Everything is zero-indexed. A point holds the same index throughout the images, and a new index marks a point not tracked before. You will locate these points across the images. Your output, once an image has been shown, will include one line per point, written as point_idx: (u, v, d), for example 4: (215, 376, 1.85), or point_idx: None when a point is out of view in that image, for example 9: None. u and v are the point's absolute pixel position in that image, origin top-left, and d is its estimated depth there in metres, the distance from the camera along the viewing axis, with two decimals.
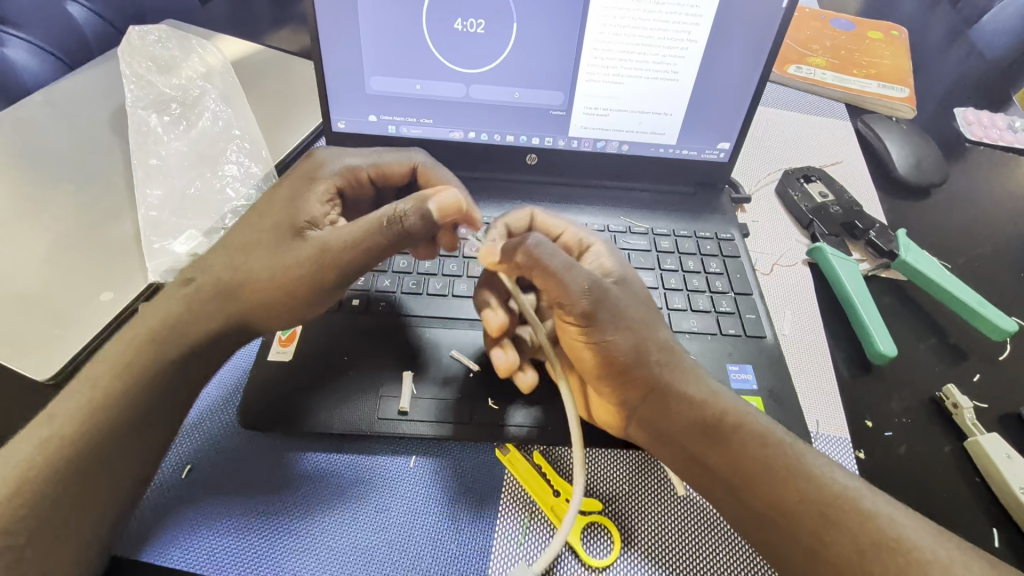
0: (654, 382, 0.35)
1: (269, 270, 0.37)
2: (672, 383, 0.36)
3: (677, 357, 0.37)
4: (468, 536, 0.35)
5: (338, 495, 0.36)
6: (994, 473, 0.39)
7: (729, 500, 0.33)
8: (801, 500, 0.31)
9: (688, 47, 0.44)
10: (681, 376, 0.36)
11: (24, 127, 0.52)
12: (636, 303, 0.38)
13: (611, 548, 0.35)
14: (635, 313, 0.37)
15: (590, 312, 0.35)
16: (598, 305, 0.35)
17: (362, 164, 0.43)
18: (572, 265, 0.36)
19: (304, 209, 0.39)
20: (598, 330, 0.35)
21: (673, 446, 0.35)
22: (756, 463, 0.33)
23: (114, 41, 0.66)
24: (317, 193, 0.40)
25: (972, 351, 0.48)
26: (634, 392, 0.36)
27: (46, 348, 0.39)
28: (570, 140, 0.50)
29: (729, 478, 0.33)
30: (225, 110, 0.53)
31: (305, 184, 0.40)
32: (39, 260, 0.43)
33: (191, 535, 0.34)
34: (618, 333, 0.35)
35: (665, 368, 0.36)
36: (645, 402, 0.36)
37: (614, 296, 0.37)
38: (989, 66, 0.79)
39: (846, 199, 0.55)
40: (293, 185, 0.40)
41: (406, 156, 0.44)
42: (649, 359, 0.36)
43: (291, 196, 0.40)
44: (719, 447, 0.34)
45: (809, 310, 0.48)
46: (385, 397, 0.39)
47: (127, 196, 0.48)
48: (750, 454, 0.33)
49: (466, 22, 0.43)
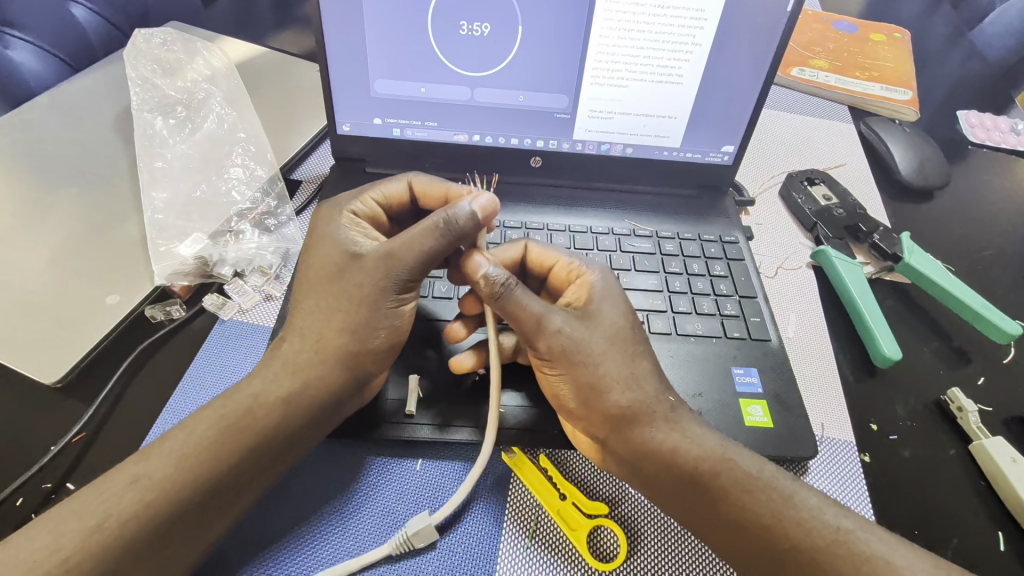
0: (615, 423, 0.35)
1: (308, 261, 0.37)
2: (643, 420, 0.35)
3: (653, 394, 0.35)
4: (476, 539, 0.36)
5: (345, 498, 0.37)
6: (998, 476, 0.39)
7: (724, 544, 0.33)
8: (782, 549, 0.31)
9: (693, 51, 0.44)
10: (653, 420, 0.34)
11: (29, 130, 0.52)
12: (608, 335, 0.36)
13: (617, 552, 0.35)
14: (603, 344, 0.35)
15: (548, 349, 0.35)
16: (557, 341, 0.35)
17: (369, 201, 0.42)
18: (533, 298, 0.35)
19: (347, 238, 0.38)
20: (562, 365, 0.35)
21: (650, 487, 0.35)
22: (738, 514, 0.32)
23: (117, 43, 0.66)
24: (349, 224, 0.39)
25: (976, 354, 0.48)
26: (600, 427, 0.35)
27: (53, 351, 0.39)
28: (574, 143, 0.50)
29: (709, 524, 0.33)
30: (230, 113, 0.53)
31: (337, 215, 0.40)
32: (45, 264, 0.43)
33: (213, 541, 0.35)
34: (578, 370, 0.35)
35: (635, 405, 0.35)
36: (615, 438, 0.35)
37: (572, 328, 0.35)
38: (990, 70, 0.79)
39: (850, 202, 0.55)
40: (327, 219, 0.40)
41: (400, 178, 0.43)
42: (616, 395, 0.35)
43: (324, 231, 0.39)
44: (694, 494, 0.33)
45: (813, 314, 0.48)
46: (390, 401, 0.39)
47: (134, 200, 0.48)
48: (734, 506, 0.32)
49: (471, 26, 0.43)
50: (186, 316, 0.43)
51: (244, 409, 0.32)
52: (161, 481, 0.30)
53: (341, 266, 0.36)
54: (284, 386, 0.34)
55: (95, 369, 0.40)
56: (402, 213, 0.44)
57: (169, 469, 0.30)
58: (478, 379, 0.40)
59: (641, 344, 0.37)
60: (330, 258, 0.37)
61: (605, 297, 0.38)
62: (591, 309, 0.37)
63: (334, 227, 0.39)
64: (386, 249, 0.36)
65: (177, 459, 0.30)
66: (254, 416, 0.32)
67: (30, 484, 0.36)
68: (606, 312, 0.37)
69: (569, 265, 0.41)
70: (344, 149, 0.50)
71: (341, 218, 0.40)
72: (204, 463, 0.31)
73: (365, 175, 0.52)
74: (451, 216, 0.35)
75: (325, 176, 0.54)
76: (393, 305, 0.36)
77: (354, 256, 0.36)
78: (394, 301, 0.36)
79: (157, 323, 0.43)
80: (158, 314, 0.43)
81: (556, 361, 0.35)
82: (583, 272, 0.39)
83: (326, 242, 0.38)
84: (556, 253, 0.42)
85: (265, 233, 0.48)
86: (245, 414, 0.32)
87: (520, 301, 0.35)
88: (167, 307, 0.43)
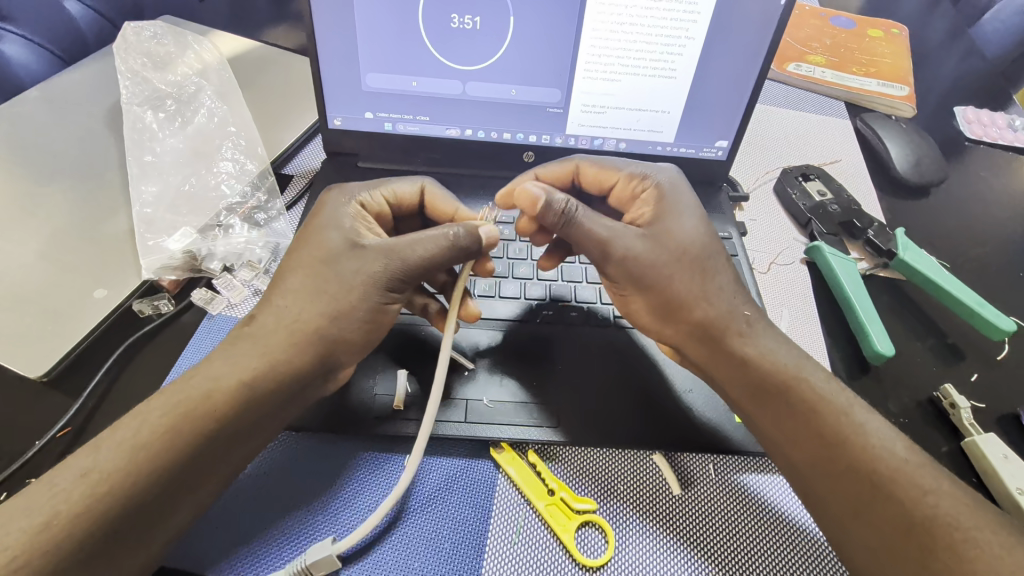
0: (698, 332, 0.38)
1: (297, 257, 0.37)
2: (726, 329, 0.38)
3: (726, 312, 0.38)
4: (460, 537, 0.35)
5: (330, 493, 0.37)
6: (990, 473, 0.39)
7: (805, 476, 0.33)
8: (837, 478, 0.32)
9: (685, 45, 0.43)
10: (729, 329, 0.38)
11: (19, 125, 0.51)
12: (674, 251, 0.39)
13: (605, 548, 0.35)
14: (696, 250, 0.39)
15: (617, 271, 0.39)
16: (627, 264, 0.39)
17: (378, 196, 0.42)
18: (610, 229, 0.39)
19: (351, 226, 0.38)
20: (631, 286, 0.39)
21: (752, 391, 0.36)
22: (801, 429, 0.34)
23: (110, 37, 0.66)
24: (356, 215, 0.39)
25: (970, 351, 0.47)
26: (675, 337, 0.39)
27: (36, 346, 0.39)
28: (567, 138, 0.50)
29: (779, 436, 0.35)
30: (222, 108, 0.53)
31: (342, 199, 0.40)
32: (35, 257, 0.43)
33: (200, 538, 0.34)
34: (652, 288, 0.39)
35: (712, 317, 0.38)
36: (688, 347, 0.39)
37: (637, 245, 0.39)
38: (989, 67, 0.78)
39: (845, 197, 0.55)
40: (326, 206, 0.39)
41: (414, 180, 0.43)
42: (693, 308, 0.38)
43: (324, 216, 0.39)
44: (767, 410, 0.35)
45: (807, 310, 0.48)
46: (378, 398, 0.39)
47: (123, 194, 0.48)
48: (812, 427, 0.34)
49: (461, 19, 0.43)
50: (174, 311, 0.43)
51: (218, 405, 0.32)
52: (125, 480, 0.29)
53: (340, 248, 0.37)
54: (256, 377, 0.33)
55: (79, 365, 0.40)
56: (404, 214, 0.44)
57: (136, 467, 0.29)
58: (468, 373, 0.40)
59: (713, 259, 0.39)
60: (330, 245, 0.37)
61: (673, 212, 0.40)
62: (659, 228, 0.40)
63: (338, 214, 0.39)
64: (388, 248, 0.37)
65: (148, 455, 0.29)
66: (225, 415, 0.32)
67: (12, 478, 0.36)
68: (677, 225, 0.40)
69: (632, 181, 0.43)
70: (337, 144, 0.50)
71: (347, 208, 0.39)
72: (180, 458, 0.30)
73: (357, 170, 0.52)
74: (462, 233, 0.37)
75: (317, 172, 0.54)
76: (384, 300, 0.37)
77: (357, 246, 0.37)
78: (384, 299, 0.37)
79: (145, 318, 0.43)
80: (146, 309, 0.43)
81: (626, 281, 0.39)
82: (646, 188, 0.42)
83: (330, 227, 0.38)
84: (616, 169, 0.43)
85: (255, 228, 0.48)
86: (219, 412, 0.31)
87: (588, 229, 0.38)
88: (155, 302, 0.43)
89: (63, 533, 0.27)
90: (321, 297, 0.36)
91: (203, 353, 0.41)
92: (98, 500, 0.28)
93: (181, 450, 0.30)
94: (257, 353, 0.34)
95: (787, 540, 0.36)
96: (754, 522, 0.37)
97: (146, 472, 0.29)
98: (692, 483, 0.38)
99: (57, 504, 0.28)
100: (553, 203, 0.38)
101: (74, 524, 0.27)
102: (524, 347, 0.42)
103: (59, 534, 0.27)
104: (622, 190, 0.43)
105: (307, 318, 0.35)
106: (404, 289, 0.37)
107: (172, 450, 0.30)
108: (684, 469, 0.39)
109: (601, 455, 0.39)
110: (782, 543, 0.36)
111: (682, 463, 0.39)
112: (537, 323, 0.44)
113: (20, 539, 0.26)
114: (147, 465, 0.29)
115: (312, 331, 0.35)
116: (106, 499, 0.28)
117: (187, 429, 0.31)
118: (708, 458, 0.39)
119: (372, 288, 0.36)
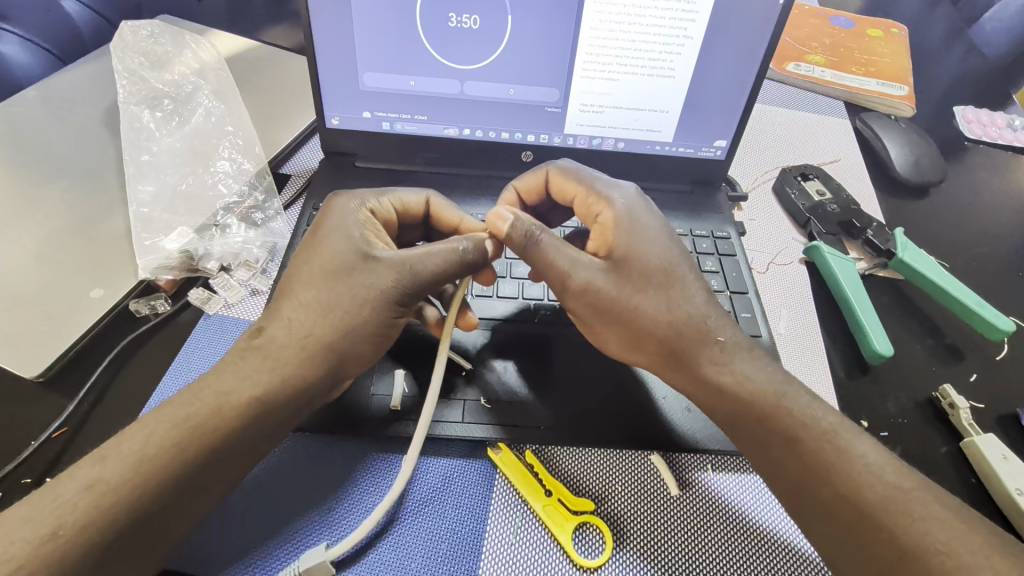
0: (670, 359, 0.37)
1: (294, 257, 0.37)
2: (694, 356, 0.37)
3: (698, 338, 0.37)
4: (458, 538, 0.35)
5: (327, 494, 0.37)
6: (988, 473, 0.39)
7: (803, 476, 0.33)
8: (836, 479, 0.32)
9: (684, 45, 0.43)
10: (700, 355, 0.37)
11: (16, 124, 0.51)
12: (635, 278, 0.38)
13: (603, 548, 0.35)
14: (659, 273, 0.38)
15: (577, 304, 0.39)
16: (588, 299, 0.38)
17: (385, 203, 0.41)
18: (568, 262, 0.38)
19: (361, 236, 0.38)
20: (596, 319, 0.39)
21: (729, 415, 0.36)
22: (799, 430, 0.34)
23: (107, 36, 0.65)
24: (367, 225, 0.39)
25: (969, 351, 0.47)
26: (650, 363, 0.38)
27: (33, 347, 0.39)
28: (565, 137, 0.50)
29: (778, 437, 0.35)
30: (219, 107, 0.53)
31: (351, 207, 0.39)
32: (32, 257, 0.43)
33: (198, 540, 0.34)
34: (617, 320, 0.38)
35: (681, 342, 0.37)
36: (667, 374, 0.38)
37: (598, 277, 0.38)
38: (988, 67, 0.78)
39: (844, 197, 0.55)
40: (336, 214, 0.39)
41: (420, 191, 0.43)
42: (663, 336, 0.37)
43: (331, 224, 0.38)
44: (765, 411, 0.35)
45: (806, 310, 0.48)
46: (376, 398, 0.39)
47: (120, 193, 0.48)
48: (810, 428, 0.34)
49: (460, 18, 0.43)
50: (171, 310, 0.43)
51: (214, 407, 0.32)
52: (123, 482, 0.29)
53: (349, 259, 0.36)
54: (253, 378, 0.33)
55: (77, 365, 0.40)
56: (409, 223, 0.44)
57: (135, 468, 0.29)
58: (465, 374, 0.40)
59: (678, 280, 0.39)
60: (339, 253, 0.37)
61: (633, 235, 0.39)
62: (619, 253, 0.39)
63: (348, 222, 0.38)
64: (401, 262, 0.37)
65: (145, 457, 0.29)
66: (222, 416, 0.31)
67: (9, 479, 0.35)
68: (637, 249, 0.39)
69: (590, 198, 0.42)
70: (334, 144, 0.50)
71: (357, 214, 0.39)
72: (178, 459, 0.30)
73: (355, 170, 0.52)
74: (469, 247, 0.38)
75: (315, 171, 0.53)
76: (394, 314, 0.37)
77: (369, 258, 0.37)
78: (393, 313, 0.37)
79: (142, 318, 0.43)
80: (143, 309, 0.43)
81: (591, 314, 0.39)
82: (603, 208, 0.41)
83: (337, 236, 0.37)
84: (578, 184, 0.43)
85: (253, 228, 0.48)
86: (216, 413, 0.31)
87: (549, 260, 0.38)
88: (152, 302, 0.43)
89: (59, 535, 0.27)
90: (318, 297, 0.36)
91: (200, 353, 0.41)
92: (96, 503, 0.28)
93: (179, 452, 0.30)
94: (255, 354, 0.34)
95: (785, 540, 0.36)
96: (752, 522, 0.37)
97: (144, 474, 0.29)
98: (690, 484, 0.38)
99: (55, 506, 0.28)
100: (518, 227, 0.38)
101: (72, 527, 0.27)
102: (522, 348, 0.42)
103: (57, 537, 0.27)
104: (582, 206, 0.43)
105: (303, 318, 0.35)
106: (411, 303, 0.38)
107: (168, 452, 0.30)
108: (682, 469, 0.39)
109: (599, 455, 0.39)
110: (781, 543, 0.36)
111: (680, 464, 0.39)
112: (535, 322, 0.43)
113: (18, 543, 0.26)
114: (144, 467, 0.29)
115: (309, 332, 0.35)
116: (104, 502, 0.28)
117: (184, 431, 0.30)
118: (707, 458, 0.39)
119: (368, 287, 0.36)
